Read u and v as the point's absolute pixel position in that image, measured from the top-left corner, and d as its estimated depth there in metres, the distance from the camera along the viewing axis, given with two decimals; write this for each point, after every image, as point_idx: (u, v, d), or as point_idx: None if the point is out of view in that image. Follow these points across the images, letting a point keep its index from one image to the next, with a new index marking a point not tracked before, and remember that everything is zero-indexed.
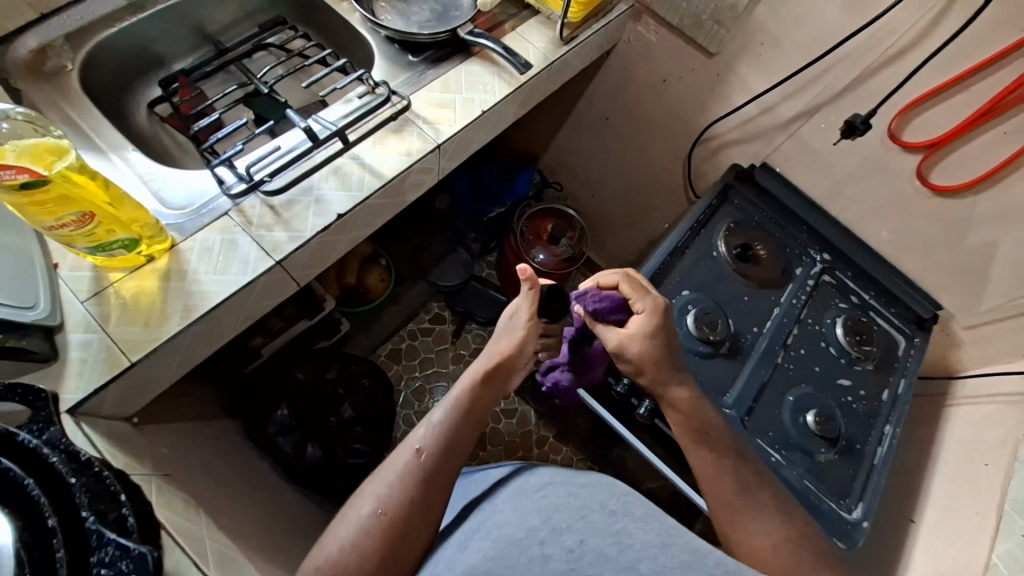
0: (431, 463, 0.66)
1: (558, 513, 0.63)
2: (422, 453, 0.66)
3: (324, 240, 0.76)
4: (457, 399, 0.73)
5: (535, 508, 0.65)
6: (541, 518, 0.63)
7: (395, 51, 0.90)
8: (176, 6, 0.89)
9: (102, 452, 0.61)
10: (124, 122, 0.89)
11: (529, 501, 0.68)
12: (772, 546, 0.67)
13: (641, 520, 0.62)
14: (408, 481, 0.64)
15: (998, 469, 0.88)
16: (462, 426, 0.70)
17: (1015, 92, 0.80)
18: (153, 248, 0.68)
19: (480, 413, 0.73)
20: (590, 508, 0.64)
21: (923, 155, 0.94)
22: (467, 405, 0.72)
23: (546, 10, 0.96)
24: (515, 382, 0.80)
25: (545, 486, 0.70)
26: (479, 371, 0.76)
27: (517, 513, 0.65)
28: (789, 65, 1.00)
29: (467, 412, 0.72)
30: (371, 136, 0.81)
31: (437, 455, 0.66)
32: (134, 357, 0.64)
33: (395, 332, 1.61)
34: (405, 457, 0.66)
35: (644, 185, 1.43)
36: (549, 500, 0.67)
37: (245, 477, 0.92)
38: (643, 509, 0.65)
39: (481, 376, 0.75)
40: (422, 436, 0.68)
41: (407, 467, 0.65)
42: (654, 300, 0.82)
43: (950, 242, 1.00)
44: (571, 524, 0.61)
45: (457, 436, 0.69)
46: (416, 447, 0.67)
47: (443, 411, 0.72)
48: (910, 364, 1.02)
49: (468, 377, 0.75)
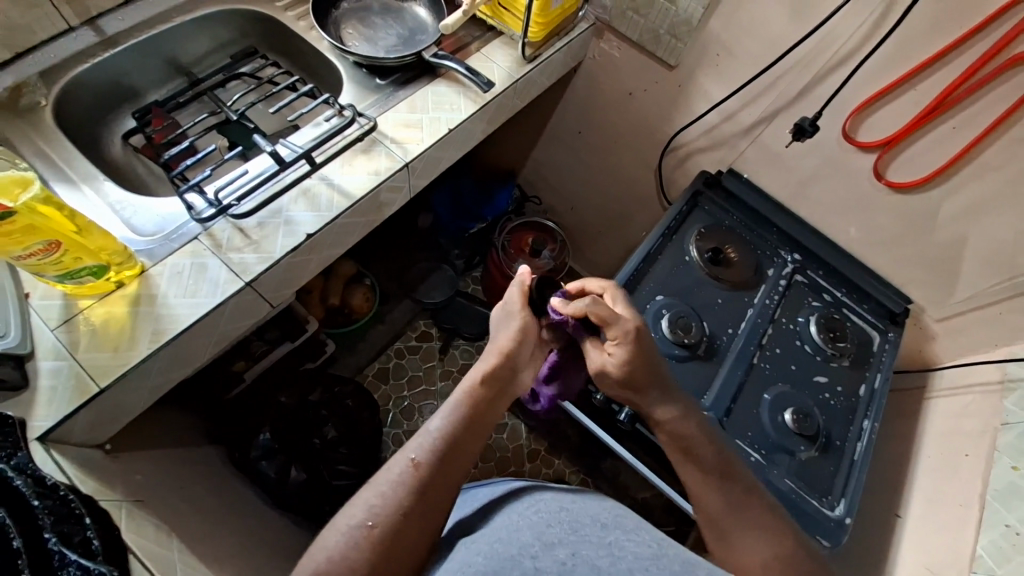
0: (428, 473, 0.65)
1: (550, 528, 0.62)
2: (417, 463, 0.65)
3: (294, 261, 0.77)
4: (455, 405, 0.71)
5: (526, 524, 0.63)
6: (533, 533, 0.61)
7: (363, 76, 0.93)
8: (150, 42, 0.92)
9: (71, 479, 0.61)
10: (99, 154, 0.90)
11: (520, 516, 0.66)
12: (762, 564, 0.65)
13: (632, 533, 0.63)
14: (401, 491, 0.63)
15: (978, 458, 0.88)
16: (459, 433, 0.69)
17: (957, 90, 0.84)
18: (122, 274, 0.69)
19: (478, 417, 0.71)
20: (581, 522, 0.63)
21: (878, 154, 0.98)
22: (465, 411, 0.71)
23: (508, 31, 1.00)
24: (520, 379, 0.78)
25: (536, 503, 0.68)
26: (478, 374, 0.74)
27: (507, 530, 0.63)
28: (743, 75, 1.04)
29: (465, 418, 0.70)
30: (339, 158, 0.83)
31: (432, 465, 0.65)
32: (103, 383, 0.64)
33: (382, 351, 1.59)
34: (400, 467, 0.65)
35: (620, 195, 1.46)
36: (540, 515, 0.65)
37: (225, 503, 0.92)
38: (634, 521, 0.66)
39: (478, 381, 0.73)
40: (419, 444, 0.67)
41: (401, 477, 0.64)
42: (628, 324, 0.76)
43: (916, 236, 1.03)
44: (562, 538, 0.60)
45: (455, 444, 0.68)
46: (411, 457, 0.66)
47: (441, 419, 0.70)
48: (886, 358, 1.03)
49: (466, 383, 0.74)
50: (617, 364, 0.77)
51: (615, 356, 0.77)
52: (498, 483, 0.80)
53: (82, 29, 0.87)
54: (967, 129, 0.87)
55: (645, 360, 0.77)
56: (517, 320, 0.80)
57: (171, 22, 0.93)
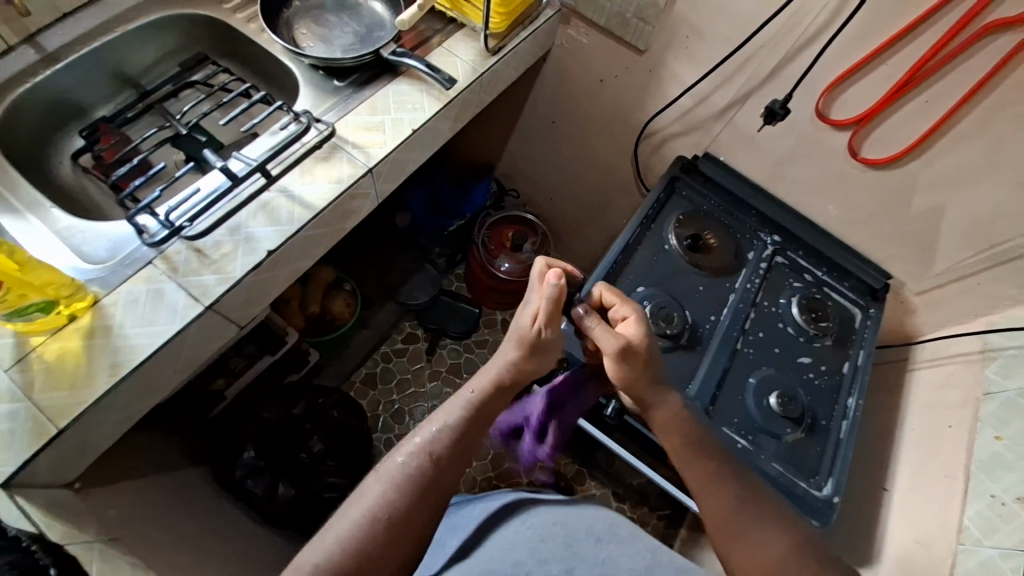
0: (441, 468, 0.63)
1: (544, 544, 0.64)
2: (434, 458, 0.63)
3: (257, 279, 0.74)
4: (473, 401, 0.69)
5: (520, 541, 0.65)
6: (526, 551, 0.63)
7: (320, 78, 0.89)
8: (91, 55, 0.87)
9: (38, 526, 0.60)
10: (47, 178, 0.86)
11: (514, 533, 0.67)
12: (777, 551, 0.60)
13: (625, 544, 0.65)
14: (411, 485, 0.61)
15: (961, 429, 0.89)
16: (472, 433, 0.67)
17: (928, 63, 0.83)
18: (73, 306, 0.66)
19: (494, 417, 0.70)
20: (576, 535, 0.65)
21: (852, 131, 0.96)
22: (484, 410, 0.69)
23: (469, 23, 0.97)
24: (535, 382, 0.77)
25: (532, 516, 0.69)
26: (501, 374, 0.71)
27: (502, 547, 0.64)
28: (712, 56, 1.02)
29: (482, 417, 0.69)
30: (298, 167, 0.79)
31: (448, 461, 0.64)
32: (62, 424, 0.62)
33: (368, 356, 1.57)
34: (415, 460, 0.62)
35: (597, 183, 1.43)
36: (534, 529, 0.66)
37: (210, 528, 0.89)
38: (628, 530, 0.69)
39: (500, 379, 0.71)
40: (434, 438, 0.65)
41: (414, 471, 0.62)
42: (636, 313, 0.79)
43: (894, 211, 1.02)
44: (557, 555, 0.62)
45: (468, 442, 0.66)
46: (428, 450, 0.63)
47: (457, 412, 0.68)
48: (867, 334, 1.03)
49: (486, 379, 0.71)
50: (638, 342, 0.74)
51: (637, 330, 0.75)
52: (493, 496, 0.78)
53: (21, 48, 0.83)
54: (939, 103, 0.86)
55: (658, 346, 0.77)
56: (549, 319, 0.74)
57: (114, 32, 0.88)
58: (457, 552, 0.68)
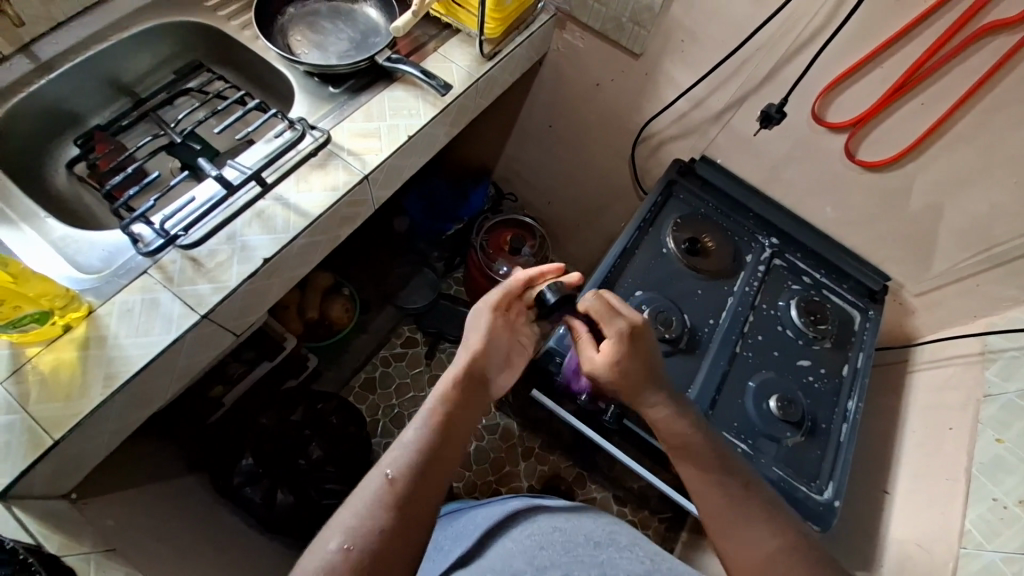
0: (405, 488, 0.62)
1: (542, 552, 0.64)
2: (392, 478, 0.62)
3: (253, 288, 0.74)
4: (429, 415, 0.69)
5: (519, 550, 0.65)
6: (525, 559, 0.63)
7: (315, 84, 0.89)
8: (86, 63, 0.87)
9: (35, 537, 0.59)
10: (42, 187, 0.85)
11: (513, 541, 0.67)
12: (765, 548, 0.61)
13: (624, 550, 0.66)
14: (377, 506, 0.60)
15: (962, 432, 0.89)
16: (435, 445, 0.66)
17: (925, 65, 0.83)
18: (68, 317, 0.66)
19: (457, 425, 0.69)
20: (575, 542, 0.66)
21: (849, 133, 0.96)
22: (440, 422, 0.68)
23: (465, 28, 0.97)
24: (494, 381, 0.76)
25: (529, 525, 0.69)
26: (449, 382, 0.71)
27: (501, 557, 0.65)
28: (708, 59, 1.02)
29: (439, 428, 0.68)
30: (293, 175, 0.79)
31: (408, 478, 0.63)
32: (57, 435, 0.61)
33: (368, 361, 1.56)
34: (375, 483, 0.62)
35: (595, 186, 1.43)
36: (532, 538, 0.66)
37: (207, 537, 0.89)
38: (627, 537, 0.69)
39: (453, 388, 0.71)
40: (392, 459, 0.64)
41: (378, 495, 0.61)
42: (620, 323, 0.77)
43: (893, 213, 1.02)
44: (555, 561, 0.62)
45: (429, 455, 0.65)
46: (385, 473, 0.63)
47: (415, 430, 0.68)
48: (867, 336, 1.03)
49: (439, 392, 0.71)
50: (610, 363, 0.77)
51: (609, 354, 0.77)
52: (495, 504, 0.77)
53: (16, 57, 0.83)
54: (936, 105, 0.86)
55: (646, 358, 0.77)
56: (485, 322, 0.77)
57: (109, 41, 0.88)
58: (455, 562, 0.68)
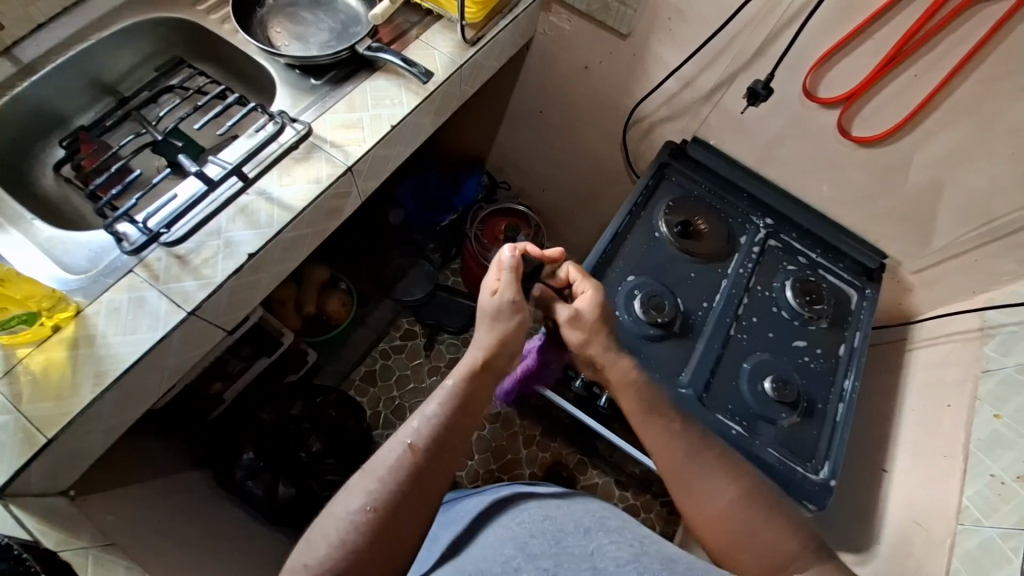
0: (426, 458, 0.63)
1: (532, 540, 0.64)
2: (414, 447, 0.63)
3: (239, 283, 0.74)
4: (451, 391, 0.69)
5: (509, 538, 0.65)
6: (515, 547, 0.63)
7: (296, 77, 0.88)
8: (67, 64, 0.86)
9: (32, 534, 0.60)
10: (31, 190, 0.86)
11: (504, 529, 0.68)
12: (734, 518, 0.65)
13: (614, 535, 0.65)
14: (396, 476, 0.61)
15: (960, 409, 0.88)
16: (456, 417, 0.67)
17: (917, 34, 0.80)
18: (56, 317, 0.66)
19: (477, 404, 0.70)
20: (565, 531, 0.65)
21: (842, 109, 0.94)
22: (462, 397, 0.69)
23: (446, 14, 0.95)
24: (515, 365, 0.77)
25: (520, 513, 0.70)
26: (473, 362, 0.72)
27: (493, 545, 0.65)
28: (696, 38, 1.00)
29: (461, 403, 0.68)
30: (275, 169, 0.79)
31: (430, 449, 0.63)
32: (50, 433, 0.62)
33: (367, 354, 1.57)
34: (396, 452, 0.63)
35: (588, 171, 1.42)
36: (523, 525, 0.67)
37: (210, 529, 0.91)
38: (617, 522, 0.69)
39: (476, 366, 0.72)
40: (415, 429, 0.65)
41: (398, 464, 0.62)
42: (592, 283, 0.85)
43: (889, 190, 1.00)
44: (545, 550, 0.61)
45: (450, 430, 0.66)
46: (407, 442, 0.63)
47: (437, 404, 0.68)
48: (863, 315, 1.02)
49: (462, 369, 0.72)
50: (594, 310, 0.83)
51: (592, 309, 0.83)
52: (487, 492, 0.80)
53: None
54: (928, 76, 0.84)
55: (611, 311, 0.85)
56: (512, 308, 0.77)
57: (89, 40, 0.87)
58: (449, 548, 0.69)
